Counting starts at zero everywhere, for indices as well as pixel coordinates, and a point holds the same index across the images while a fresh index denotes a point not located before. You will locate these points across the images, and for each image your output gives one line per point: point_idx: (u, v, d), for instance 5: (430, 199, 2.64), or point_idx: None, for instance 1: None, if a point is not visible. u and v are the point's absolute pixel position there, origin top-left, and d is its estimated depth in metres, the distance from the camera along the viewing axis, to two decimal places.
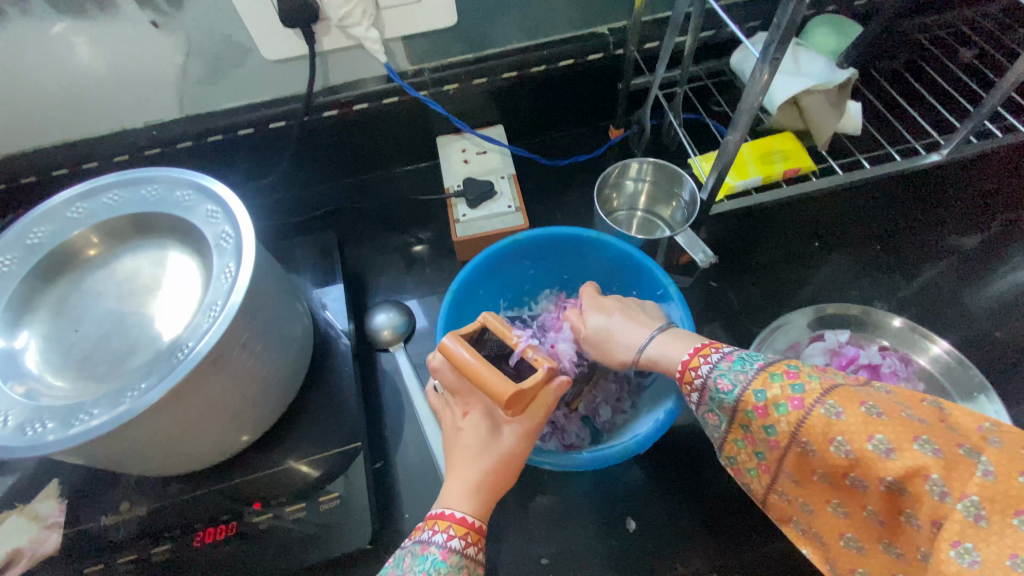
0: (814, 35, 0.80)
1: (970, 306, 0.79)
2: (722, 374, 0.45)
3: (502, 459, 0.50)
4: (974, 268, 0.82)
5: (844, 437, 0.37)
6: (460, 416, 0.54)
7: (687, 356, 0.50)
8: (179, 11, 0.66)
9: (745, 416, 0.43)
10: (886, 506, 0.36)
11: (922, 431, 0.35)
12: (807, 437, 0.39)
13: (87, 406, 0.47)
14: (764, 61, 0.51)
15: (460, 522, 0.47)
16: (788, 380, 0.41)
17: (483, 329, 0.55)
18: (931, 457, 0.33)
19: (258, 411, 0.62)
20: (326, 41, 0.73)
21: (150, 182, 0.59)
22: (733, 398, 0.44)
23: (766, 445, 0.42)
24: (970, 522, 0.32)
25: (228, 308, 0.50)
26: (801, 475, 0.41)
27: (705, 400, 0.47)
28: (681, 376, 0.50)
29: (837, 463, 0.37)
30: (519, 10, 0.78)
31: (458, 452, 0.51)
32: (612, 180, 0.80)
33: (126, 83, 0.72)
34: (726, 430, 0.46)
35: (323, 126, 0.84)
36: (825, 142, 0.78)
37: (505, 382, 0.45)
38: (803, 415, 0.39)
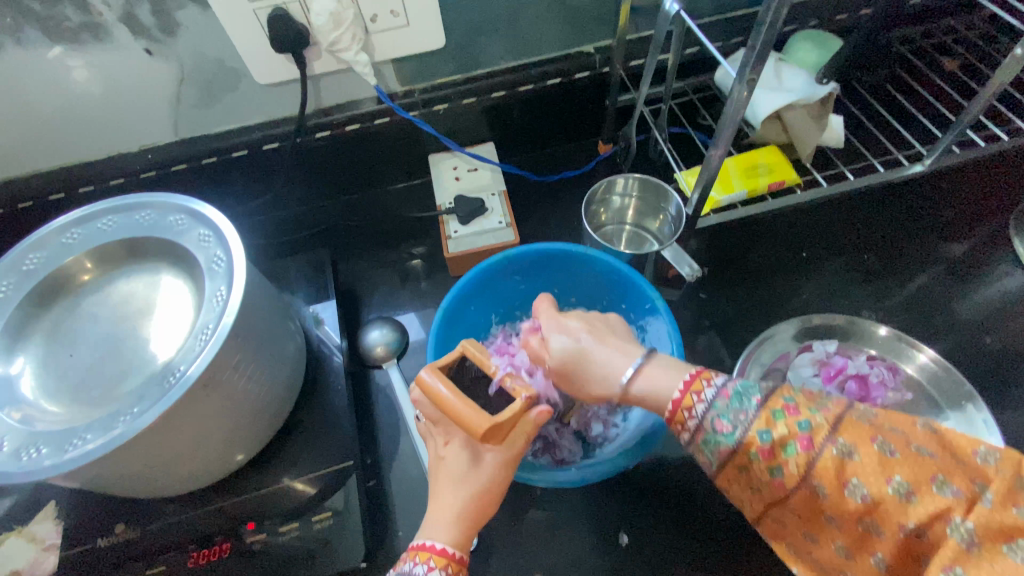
0: (796, 48, 0.80)
1: (958, 313, 0.79)
2: (719, 414, 0.44)
3: (484, 486, 0.51)
4: (963, 276, 0.83)
5: (860, 478, 0.38)
6: (442, 445, 0.54)
7: (678, 393, 0.47)
8: (173, 39, 0.68)
9: (747, 458, 0.42)
10: (895, 547, 0.38)
11: (930, 467, 0.37)
12: (819, 480, 0.39)
13: (81, 431, 0.48)
14: (741, 81, 0.52)
15: (440, 553, 0.48)
16: (793, 418, 0.41)
17: (462, 358, 0.55)
18: (946, 495, 0.36)
19: (251, 431, 0.62)
20: (317, 65, 0.75)
21: (143, 207, 0.60)
22: (734, 440, 0.43)
23: (768, 486, 0.42)
24: (963, 549, 0.34)
25: (219, 331, 0.51)
26: (806, 516, 0.41)
27: (698, 440, 0.45)
28: (672, 416, 0.47)
29: (852, 506, 0.38)
30: (506, 31, 0.79)
31: (441, 479, 0.52)
32: (600, 196, 0.82)
33: (121, 109, 0.74)
34: (717, 471, 0.44)
35: (316, 146, 0.85)
36: (808, 154, 0.79)
37: (480, 416, 0.46)
38: (815, 457, 0.39)
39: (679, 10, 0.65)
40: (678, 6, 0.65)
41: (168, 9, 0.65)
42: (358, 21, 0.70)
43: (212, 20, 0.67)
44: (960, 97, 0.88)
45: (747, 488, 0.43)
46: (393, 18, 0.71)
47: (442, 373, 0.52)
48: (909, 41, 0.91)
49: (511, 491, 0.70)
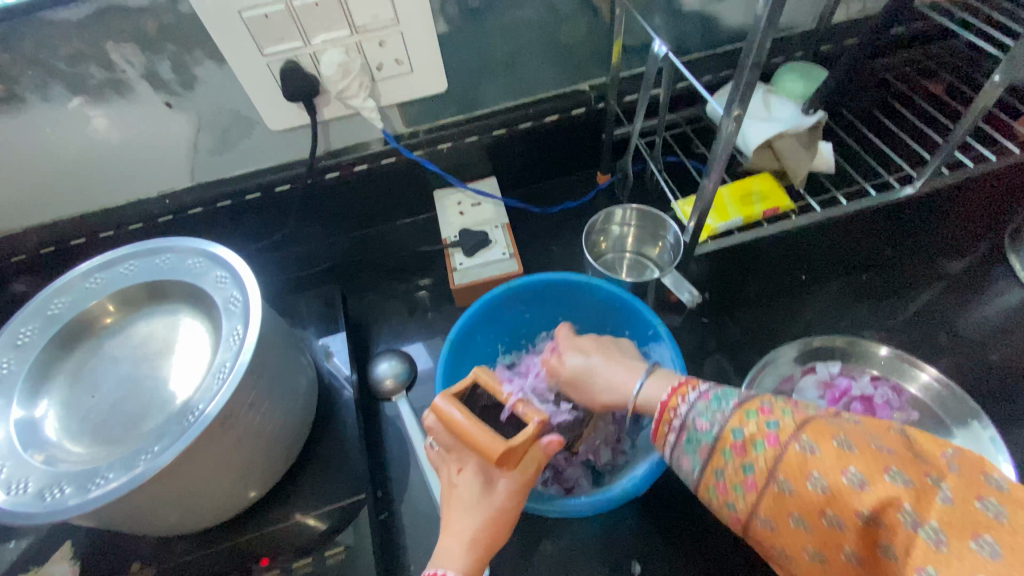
0: (784, 80, 0.84)
1: (959, 330, 0.80)
2: (700, 414, 0.47)
3: (497, 511, 0.52)
4: (963, 294, 0.84)
5: (818, 470, 0.38)
6: (455, 472, 0.55)
7: (666, 396, 0.52)
8: (190, 91, 0.72)
9: (722, 455, 0.44)
10: (861, 547, 0.37)
11: (889, 461, 0.36)
12: (784, 472, 0.40)
13: (103, 470, 0.49)
14: (729, 115, 0.55)
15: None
16: (763, 417, 0.43)
17: (474, 385, 0.57)
18: (901, 485, 0.35)
19: (265, 467, 0.63)
20: (327, 111, 0.79)
21: (164, 251, 0.63)
22: (711, 437, 0.45)
23: (741, 483, 0.43)
24: (934, 549, 0.33)
25: (236, 368, 0.53)
26: (778, 516, 0.41)
27: (682, 438, 0.48)
28: (659, 417, 0.51)
29: (816, 500, 0.38)
30: (505, 73, 0.84)
31: (454, 507, 0.53)
32: (599, 226, 0.84)
33: (140, 158, 0.78)
34: (701, 472, 0.46)
35: (326, 186, 0.89)
36: (801, 180, 0.81)
37: (495, 441, 0.48)
38: (779, 451, 0.40)
39: (666, 50, 0.68)
40: (665, 47, 0.68)
41: (188, 65, 0.69)
42: (365, 70, 0.74)
43: (228, 73, 0.71)
44: (946, 120, 0.91)
45: (724, 489, 0.45)
46: (398, 65, 0.76)
47: (457, 400, 0.54)
48: (893, 68, 0.94)
49: (522, 521, 0.70)
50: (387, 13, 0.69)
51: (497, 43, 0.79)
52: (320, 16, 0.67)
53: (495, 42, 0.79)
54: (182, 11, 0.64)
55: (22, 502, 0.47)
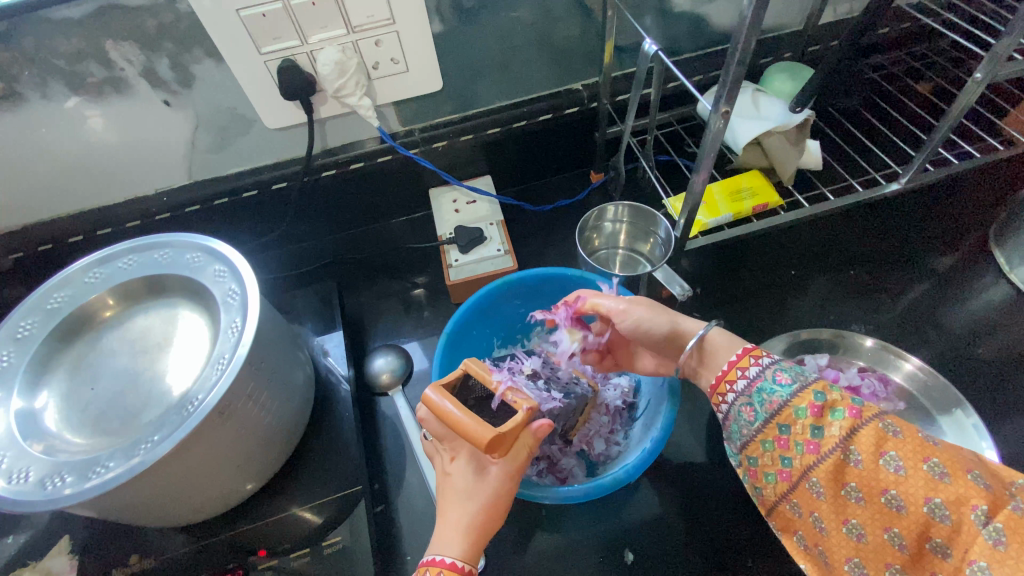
0: (773, 80, 0.86)
1: (946, 325, 0.82)
2: (782, 370, 0.50)
3: (490, 499, 0.53)
4: (949, 288, 0.85)
5: (896, 452, 0.42)
6: (448, 461, 0.57)
7: (736, 356, 0.55)
8: (189, 90, 0.73)
9: (794, 412, 0.48)
10: (914, 530, 0.41)
11: (969, 463, 0.41)
12: (856, 445, 0.44)
13: (104, 459, 0.50)
14: (717, 113, 0.56)
15: (452, 567, 0.49)
16: (849, 393, 0.46)
17: (466, 376, 0.58)
18: (980, 488, 0.39)
19: (262, 459, 0.64)
20: (323, 109, 0.80)
21: (162, 246, 0.64)
22: (789, 393, 0.49)
23: (804, 446, 0.47)
24: (990, 546, 0.38)
25: (234, 361, 0.54)
26: (832, 486, 0.45)
27: (750, 392, 0.51)
28: (722, 375, 0.54)
29: (885, 477, 0.42)
30: (499, 73, 0.85)
31: (448, 496, 0.54)
32: (592, 223, 0.86)
33: (138, 156, 0.79)
34: (759, 429, 0.50)
35: (322, 184, 0.90)
36: (789, 176, 0.82)
37: (485, 428, 0.49)
38: (859, 424, 0.44)
39: (657, 49, 0.69)
40: (655, 46, 0.69)
41: (186, 64, 0.70)
42: (361, 69, 0.76)
43: (225, 72, 0.72)
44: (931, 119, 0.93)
45: (780, 449, 0.48)
46: (394, 64, 0.77)
47: (448, 391, 0.55)
48: (880, 68, 0.96)
49: (517, 511, 0.71)
50: (383, 13, 0.71)
51: (492, 43, 0.80)
52: (317, 15, 0.68)
53: (489, 42, 0.80)
54: (180, 11, 0.65)
55: (23, 491, 0.48)
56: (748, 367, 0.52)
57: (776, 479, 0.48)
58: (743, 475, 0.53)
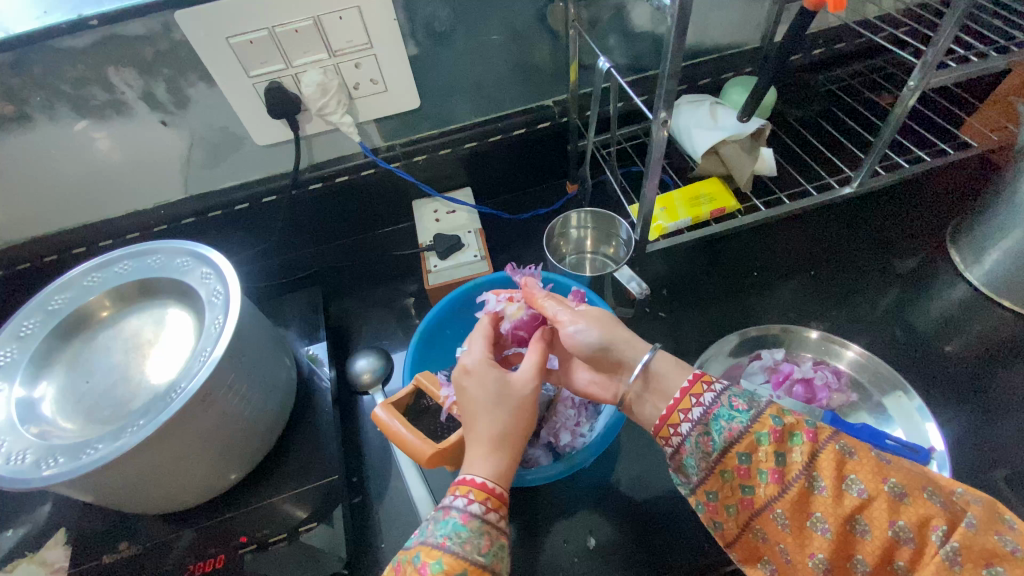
0: (730, 93, 0.90)
1: (916, 326, 0.82)
2: (736, 394, 0.50)
3: (519, 402, 0.57)
4: (915, 291, 0.86)
5: (856, 474, 0.43)
6: (464, 374, 0.60)
7: (686, 382, 0.53)
8: (184, 110, 0.79)
9: (755, 439, 0.47)
10: (878, 552, 0.42)
11: (922, 482, 0.42)
12: (819, 471, 0.44)
13: (93, 442, 0.55)
14: (658, 123, 0.62)
15: (480, 488, 0.51)
16: (803, 415, 0.47)
17: (419, 390, 0.69)
18: (937, 506, 0.41)
19: (243, 450, 0.68)
20: (309, 127, 0.86)
21: (154, 252, 0.69)
22: (747, 419, 0.48)
23: (767, 474, 0.46)
24: (950, 567, 0.39)
25: (215, 354, 0.59)
26: (796, 515, 0.44)
27: (704, 422, 0.49)
28: (677, 402, 0.52)
29: (850, 502, 0.43)
30: (474, 91, 0.91)
31: (473, 406, 0.57)
32: (557, 231, 0.90)
33: (137, 172, 0.85)
34: (718, 459, 0.48)
35: (310, 197, 0.95)
36: (745, 182, 0.85)
37: (426, 445, 0.59)
38: (818, 447, 0.45)
39: (610, 67, 0.75)
40: (609, 64, 0.75)
41: (181, 87, 0.77)
42: (343, 89, 0.82)
43: (217, 94, 0.79)
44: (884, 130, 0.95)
45: (740, 477, 0.47)
46: (373, 85, 0.83)
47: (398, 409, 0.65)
48: (838, 81, 0.99)
49: None
50: (361, 38, 0.77)
51: (464, 64, 0.86)
52: (300, 41, 0.75)
53: (462, 63, 0.86)
54: (175, 39, 0.71)
55: (19, 470, 0.53)
56: (703, 394, 0.51)
57: (738, 508, 0.47)
58: (698, 506, 0.51)
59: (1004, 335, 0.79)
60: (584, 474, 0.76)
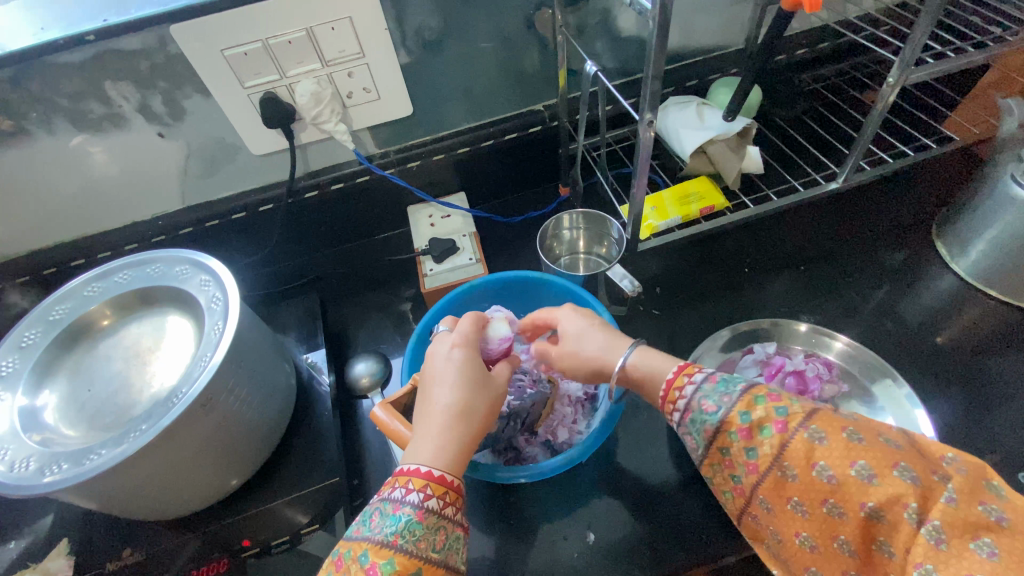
0: (717, 94, 0.91)
1: (905, 316, 0.83)
2: (706, 396, 0.51)
3: (495, 394, 0.60)
4: (906, 282, 0.87)
5: (825, 461, 0.43)
6: (450, 346, 0.63)
7: (672, 374, 0.56)
8: (180, 122, 0.81)
9: (727, 436, 0.49)
10: (857, 532, 0.42)
11: (896, 457, 0.41)
12: (789, 460, 0.45)
13: (96, 447, 0.55)
14: (644, 122, 0.64)
15: (437, 480, 0.51)
16: (772, 404, 0.47)
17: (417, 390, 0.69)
18: (908, 482, 0.40)
19: (244, 454, 0.69)
20: (304, 135, 0.88)
21: (153, 261, 0.71)
22: (716, 419, 0.50)
23: (745, 467, 0.48)
24: (932, 546, 0.38)
25: (215, 359, 0.60)
26: (778, 500, 0.46)
27: (686, 421, 0.52)
28: (666, 395, 0.55)
29: (826, 489, 0.43)
30: (465, 97, 0.92)
31: (454, 378, 0.59)
32: (551, 232, 0.92)
33: (135, 184, 0.86)
34: (703, 455, 0.51)
35: (305, 205, 0.97)
36: (734, 180, 0.87)
37: None
38: (787, 438, 0.45)
39: (597, 71, 0.77)
40: (596, 68, 0.77)
41: (177, 99, 0.78)
42: (336, 98, 0.83)
43: (213, 105, 0.80)
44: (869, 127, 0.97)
45: (726, 470, 0.49)
46: (366, 93, 0.85)
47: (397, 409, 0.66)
48: (822, 80, 1.00)
49: (489, 504, 0.75)
50: (353, 48, 0.79)
51: (455, 71, 0.88)
52: (293, 51, 0.77)
53: (453, 70, 0.88)
54: (171, 52, 0.73)
55: (23, 477, 0.53)
56: (683, 391, 0.53)
57: (732, 495, 0.50)
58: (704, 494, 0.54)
59: (993, 323, 0.80)
60: (582, 471, 0.77)
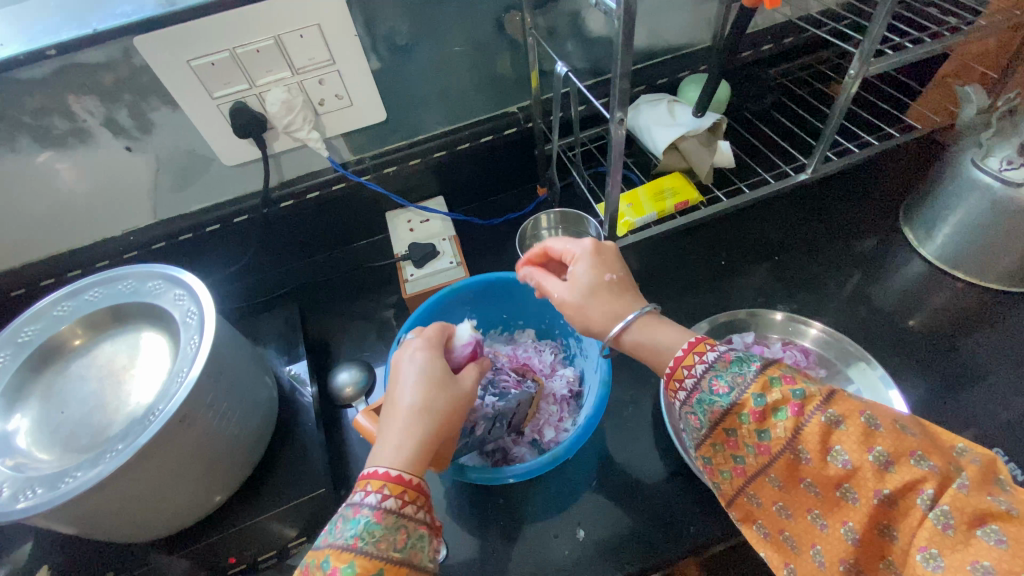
0: (687, 91, 0.93)
1: (879, 301, 0.85)
2: (718, 376, 0.48)
3: (459, 393, 0.60)
4: (879, 268, 0.88)
5: (843, 446, 0.43)
6: (413, 351, 0.64)
7: (679, 353, 0.51)
8: (149, 135, 0.79)
9: (738, 418, 0.46)
10: (865, 515, 0.43)
11: (913, 444, 0.42)
12: (804, 445, 0.44)
13: (71, 469, 0.54)
14: (613, 119, 0.65)
15: (394, 480, 0.50)
16: (788, 386, 0.45)
17: None
18: (926, 468, 0.41)
19: (227, 469, 0.68)
20: (277, 144, 0.87)
21: (125, 277, 0.69)
22: (728, 400, 0.46)
23: (754, 449, 0.46)
24: (940, 531, 0.39)
25: (192, 374, 0.59)
26: (786, 482, 0.46)
27: (692, 400, 0.48)
28: (671, 373, 0.51)
29: (843, 475, 0.43)
30: (439, 101, 0.92)
31: (415, 379, 0.60)
32: (530, 234, 0.94)
33: (104, 199, 0.84)
34: (707, 434, 0.48)
35: (281, 215, 0.95)
36: (706, 174, 0.86)
37: None
38: (802, 421, 0.44)
39: (568, 71, 0.77)
40: (567, 68, 0.77)
41: (144, 112, 0.77)
42: (308, 106, 0.83)
43: (182, 117, 0.79)
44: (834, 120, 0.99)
45: (730, 450, 0.47)
46: (338, 100, 0.84)
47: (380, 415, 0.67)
48: (788, 75, 1.02)
49: (479, 507, 0.75)
50: (323, 55, 0.78)
51: (428, 76, 0.88)
52: (262, 60, 0.76)
53: (425, 75, 0.88)
54: (136, 64, 0.72)
55: None
56: (692, 369, 0.49)
57: (732, 475, 0.48)
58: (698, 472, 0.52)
59: (963, 304, 0.82)
60: (570, 468, 0.78)
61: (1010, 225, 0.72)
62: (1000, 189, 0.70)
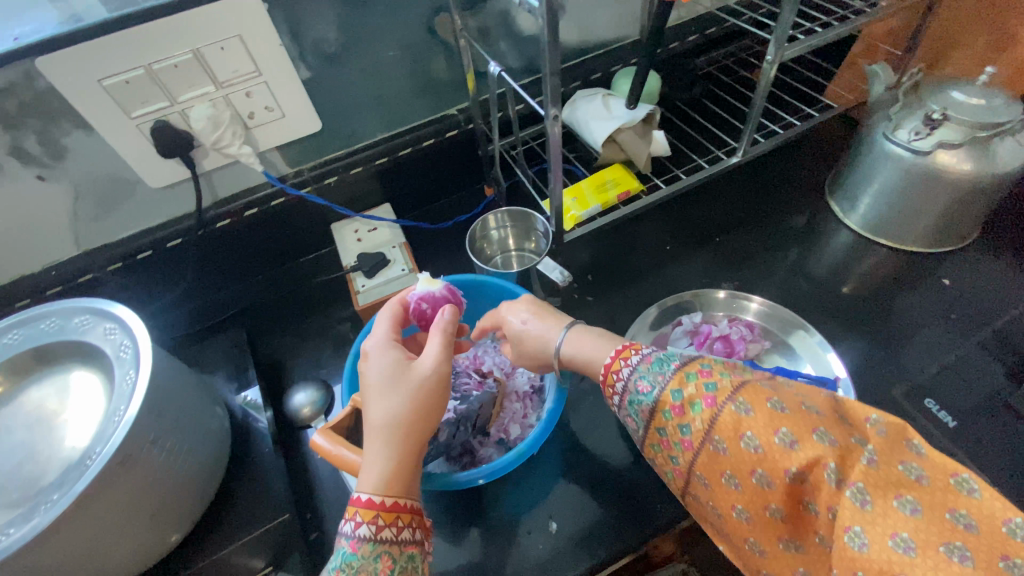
0: (620, 85, 0.95)
1: (814, 271, 0.90)
2: (641, 376, 0.52)
3: (415, 388, 0.58)
4: (811, 241, 0.94)
5: (752, 431, 0.43)
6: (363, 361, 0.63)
7: (611, 359, 0.57)
8: (62, 161, 0.74)
9: (662, 415, 0.49)
10: (785, 495, 0.43)
11: (813, 422, 0.43)
12: (719, 433, 0.45)
13: (3, 526, 0.51)
14: (550, 116, 0.66)
15: (386, 508, 0.52)
16: (702, 380, 0.48)
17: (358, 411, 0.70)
18: (824, 447, 0.41)
19: (180, 508, 0.65)
20: (206, 162, 0.83)
21: (46, 316, 0.65)
22: (652, 399, 0.50)
23: (681, 445, 0.48)
24: (859, 506, 0.38)
25: (130, 411, 0.56)
26: (712, 475, 0.46)
27: (625, 405, 0.53)
28: (605, 379, 0.56)
29: (765, 463, 0.43)
30: (375, 107, 0.91)
31: (370, 389, 0.59)
32: (479, 235, 0.93)
33: (16, 234, 0.78)
34: (643, 434, 0.52)
35: (219, 236, 0.91)
36: (645, 164, 0.90)
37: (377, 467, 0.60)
38: (716, 411, 0.46)
39: (502, 70, 0.77)
40: (500, 67, 0.77)
41: (54, 137, 0.71)
42: (237, 120, 0.80)
43: (98, 140, 0.74)
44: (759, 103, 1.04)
45: (665, 450, 0.50)
46: (268, 112, 0.82)
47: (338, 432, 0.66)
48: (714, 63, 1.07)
49: (451, 513, 0.75)
50: (247, 66, 0.76)
51: (361, 82, 0.86)
52: (181, 75, 0.72)
53: (358, 81, 0.86)
54: (39, 87, 0.67)
55: None
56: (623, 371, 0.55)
57: (673, 476, 0.51)
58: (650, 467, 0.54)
59: (889, 268, 0.88)
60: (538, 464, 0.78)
61: (935, 190, 0.75)
62: (916, 161, 0.72)
